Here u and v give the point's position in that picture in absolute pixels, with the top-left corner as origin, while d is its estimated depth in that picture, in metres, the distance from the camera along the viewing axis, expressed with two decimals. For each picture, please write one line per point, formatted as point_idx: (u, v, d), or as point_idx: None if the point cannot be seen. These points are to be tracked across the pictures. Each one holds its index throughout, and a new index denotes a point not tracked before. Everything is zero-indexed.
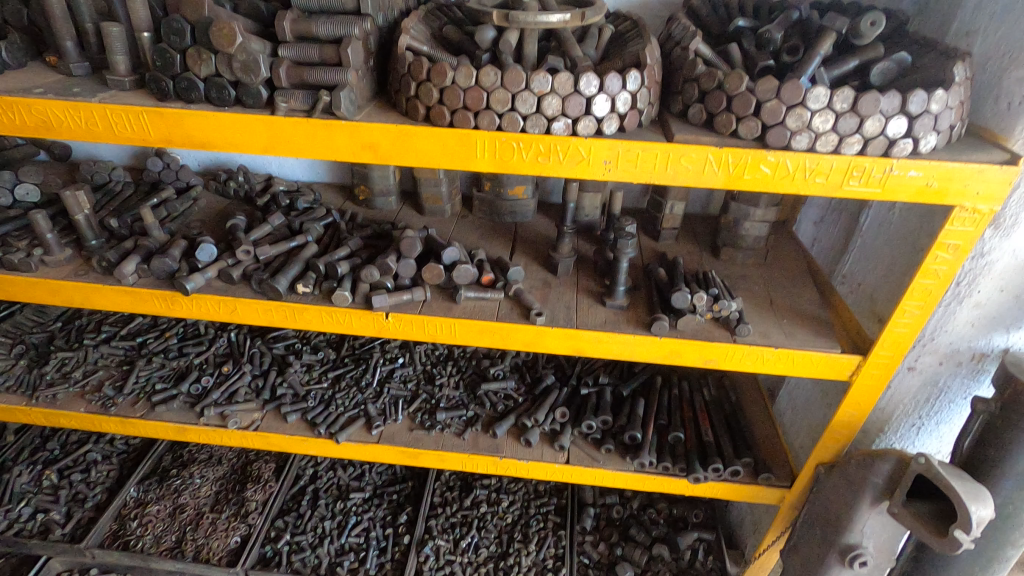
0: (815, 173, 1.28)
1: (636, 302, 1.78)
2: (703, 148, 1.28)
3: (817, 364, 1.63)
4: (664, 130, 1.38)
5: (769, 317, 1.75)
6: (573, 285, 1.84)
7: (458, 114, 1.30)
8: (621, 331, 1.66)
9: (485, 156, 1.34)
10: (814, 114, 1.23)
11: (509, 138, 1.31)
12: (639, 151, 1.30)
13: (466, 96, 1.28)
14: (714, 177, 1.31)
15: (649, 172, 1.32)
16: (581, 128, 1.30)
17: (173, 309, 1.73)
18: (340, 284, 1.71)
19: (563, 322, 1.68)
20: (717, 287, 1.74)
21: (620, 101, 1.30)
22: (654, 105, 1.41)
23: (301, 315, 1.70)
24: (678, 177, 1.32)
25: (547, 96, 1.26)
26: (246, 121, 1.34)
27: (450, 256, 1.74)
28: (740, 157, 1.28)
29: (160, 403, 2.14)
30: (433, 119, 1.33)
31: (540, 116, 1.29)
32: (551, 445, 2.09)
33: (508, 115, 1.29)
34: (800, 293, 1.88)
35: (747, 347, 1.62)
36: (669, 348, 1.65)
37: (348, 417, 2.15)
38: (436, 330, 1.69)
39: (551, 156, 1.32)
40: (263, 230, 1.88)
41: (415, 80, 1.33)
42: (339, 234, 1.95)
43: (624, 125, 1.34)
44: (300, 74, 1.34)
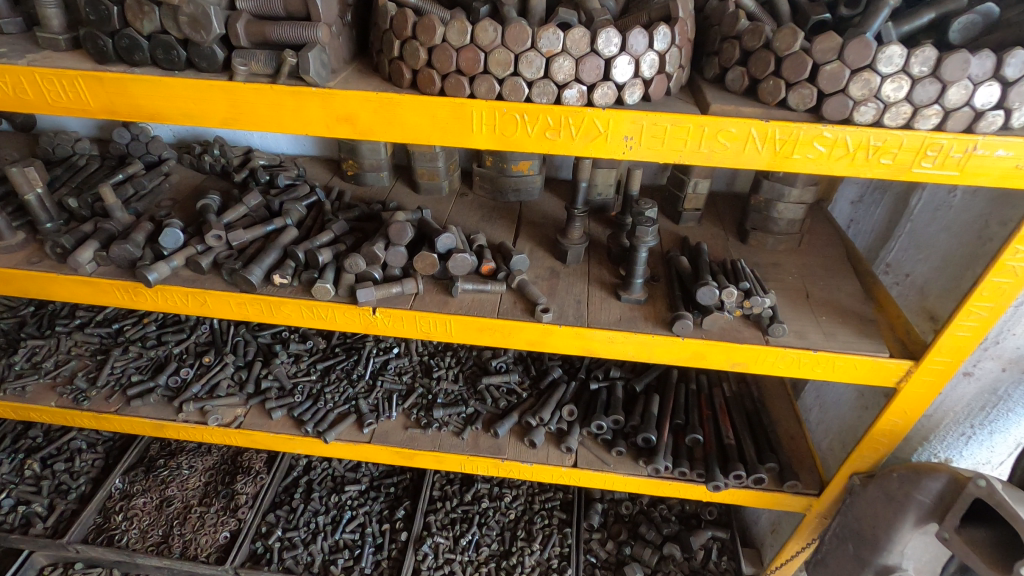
0: (880, 153, 1.06)
1: (655, 295, 1.58)
2: (744, 121, 1.06)
3: (861, 370, 1.44)
4: (697, 99, 1.15)
5: (806, 314, 1.54)
6: (584, 275, 1.64)
7: (451, 79, 1.09)
8: (638, 330, 1.46)
9: (483, 131, 1.12)
10: (883, 79, 1.00)
11: (511, 109, 1.09)
12: (667, 125, 1.08)
13: (459, 58, 1.07)
14: (757, 157, 1.09)
15: (677, 151, 1.11)
16: (597, 97, 1.08)
17: (137, 301, 1.55)
18: (321, 274, 1.52)
19: (573, 319, 1.49)
20: (750, 281, 1.51)
21: (645, 64, 1.07)
22: (685, 69, 1.18)
23: (279, 309, 1.51)
24: (712, 158, 1.10)
25: (557, 55, 1.04)
26: (199, 89, 1.13)
27: (445, 243, 1.52)
28: (790, 133, 1.06)
29: (136, 397, 1.98)
30: (421, 86, 1.11)
31: (549, 82, 1.06)
32: (557, 445, 1.93)
33: (510, 80, 1.07)
34: (839, 285, 1.67)
35: (782, 350, 1.43)
36: (693, 350, 1.46)
37: (338, 413, 1.99)
38: (430, 328, 1.50)
39: (561, 132, 1.11)
40: (237, 212, 1.68)
41: (399, 38, 1.10)
42: (323, 215, 1.75)
43: (650, 94, 1.12)
44: (261, 30, 1.11)
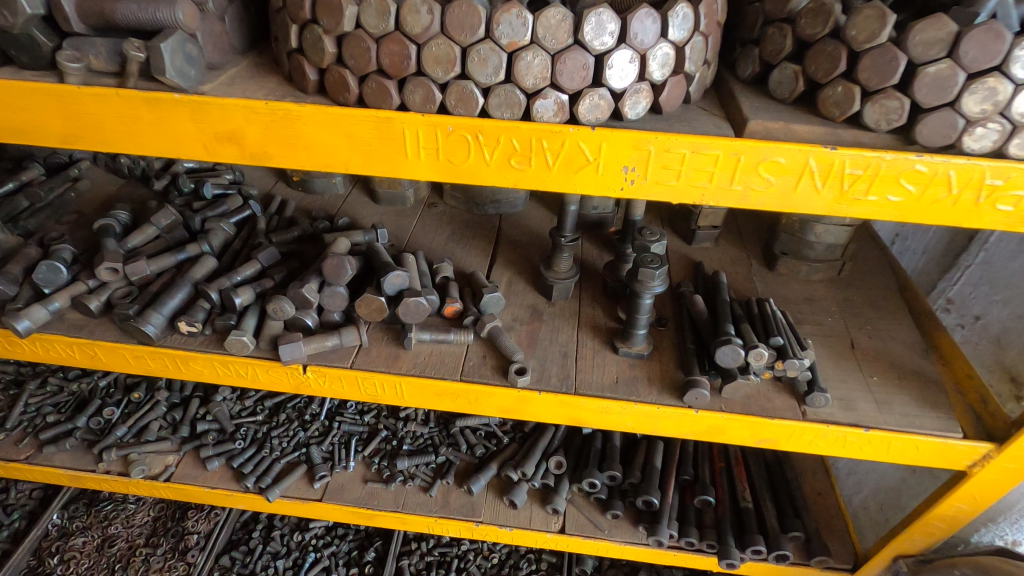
0: (997, 196, 0.71)
1: (662, 346, 1.26)
2: (800, 149, 0.72)
3: (924, 451, 1.12)
4: (728, 110, 0.81)
5: (852, 374, 1.22)
6: (573, 317, 1.32)
7: (371, 82, 0.74)
8: (639, 399, 1.15)
9: (421, 158, 0.79)
10: (1017, 89, 0.66)
11: (459, 128, 0.75)
12: (686, 153, 0.74)
13: (380, 53, 0.72)
14: (813, 199, 0.76)
15: (699, 189, 0.77)
16: (583, 110, 0.74)
17: (12, 351, 1.24)
18: (240, 322, 1.20)
19: (555, 383, 1.17)
20: (783, 335, 1.18)
21: (656, 61, 0.73)
22: (711, 66, 0.83)
23: (187, 365, 1.20)
24: (749, 198, 0.77)
25: (524, 49, 0.70)
26: (17, 94, 0.79)
27: (394, 284, 1.19)
28: (864, 166, 0.72)
29: (49, 443, 1.69)
30: (331, 92, 0.77)
31: (513, 88, 0.72)
32: (542, 504, 1.64)
33: (456, 87, 0.73)
34: (893, 328, 1.34)
35: (824, 428, 1.11)
36: (710, 424, 1.14)
37: (286, 464, 1.70)
38: (377, 391, 1.19)
39: (532, 160, 0.77)
40: (145, 234, 1.35)
41: (297, 22, 0.76)
42: (254, 236, 1.42)
43: (661, 104, 0.78)
44: (99, 9, 0.77)
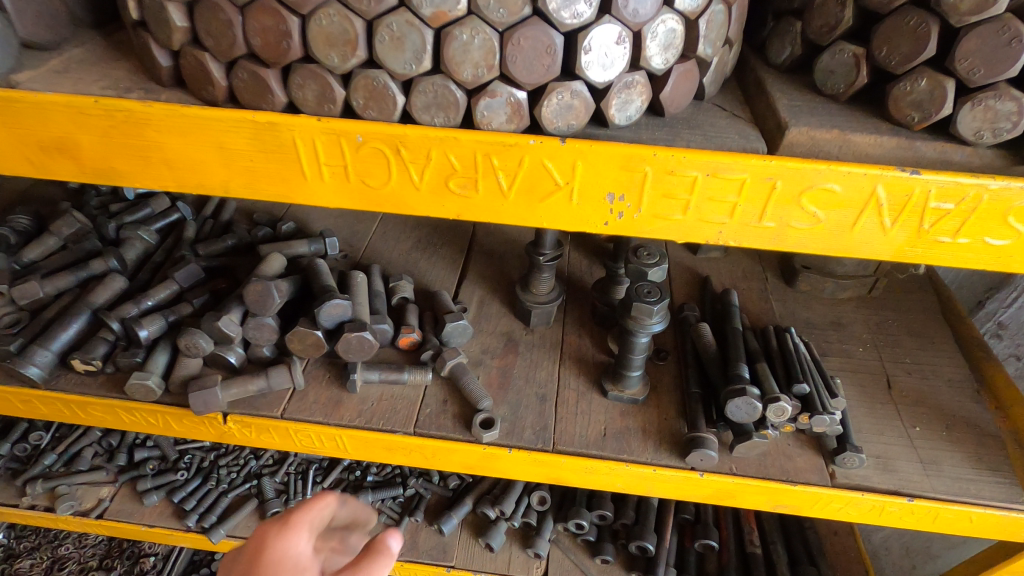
0: None
1: (661, 386, 1.05)
2: (866, 172, 0.49)
3: (977, 525, 0.92)
4: (757, 111, 0.58)
5: (889, 424, 1.01)
6: (554, 348, 1.10)
7: (242, 72, 0.51)
8: (631, 458, 0.94)
9: (327, 180, 0.56)
10: None
11: (373, 139, 0.52)
12: (699, 178, 0.52)
13: (249, 29, 0.49)
14: (876, 241, 0.54)
15: (716, 225, 0.55)
16: (548, 113, 0.51)
17: None
18: (146, 360, 0.98)
19: (529, 438, 0.96)
20: (808, 380, 0.97)
21: (656, 41, 0.49)
22: (733, 47, 0.59)
23: (86, 411, 0.99)
24: (786, 238, 0.55)
25: (457, 24, 0.47)
26: None
27: (332, 317, 0.97)
28: (956, 199, 0.50)
29: None
30: (192, 85, 0.54)
31: (445, 81, 0.49)
32: (523, 546, 1.45)
33: (362, 80, 0.50)
34: (936, 361, 1.12)
35: (856, 497, 0.91)
36: (718, 489, 0.93)
37: (235, 497, 1.51)
38: (315, 443, 0.98)
39: (479, 184, 0.55)
40: (43, 246, 1.13)
41: None
42: (178, 246, 1.19)
43: (663, 101, 0.54)
44: None
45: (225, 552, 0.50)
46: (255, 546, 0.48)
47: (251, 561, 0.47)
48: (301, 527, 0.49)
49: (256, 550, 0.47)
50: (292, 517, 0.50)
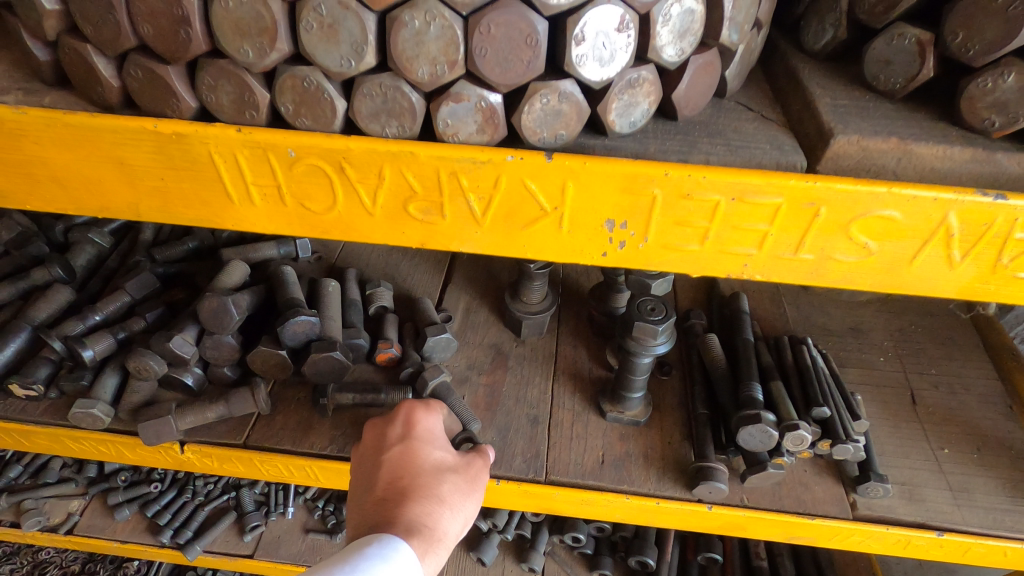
0: None
1: (664, 405, 0.95)
2: (932, 196, 0.39)
3: (1011, 559, 0.83)
4: (791, 112, 0.47)
5: (914, 446, 0.92)
6: (548, 361, 1.00)
7: (135, 69, 0.40)
8: (633, 490, 0.84)
9: (258, 203, 0.45)
10: None
11: (309, 154, 0.41)
12: (721, 202, 0.41)
13: (136, 14, 0.38)
14: (938, 277, 0.43)
15: (740, 256, 0.44)
16: (530, 121, 0.40)
17: None
18: (93, 383, 0.89)
19: (519, 467, 0.87)
20: (828, 402, 0.87)
21: (668, 24, 0.38)
22: (762, 31, 0.48)
23: (29, 440, 0.90)
24: (826, 273, 0.44)
25: (406, 5, 0.35)
26: None
27: (297, 336, 0.87)
28: None
29: None
30: (79, 85, 0.43)
31: (394, 81, 0.38)
32: (517, 559, 1.38)
33: (288, 80, 0.39)
34: (963, 373, 1.02)
35: (881, 531, 0.82)
36: (727, 522, 0.84)
37: (213, 510, 1.43)
38: (282, 473, 0.89)
39: (446, 208, 0.44)
40: None
41: None
42: (132, 251, 1.08)
43: (676, 102, 0.43)
44: None
45: (382, 427, 0.75)
46: (411, 419, 0.76)
47: (409, 430, 0.74)
48: (438, 411, 0.79)
49: (413, 422, 0.75)
50: (432, 405, 0.79)
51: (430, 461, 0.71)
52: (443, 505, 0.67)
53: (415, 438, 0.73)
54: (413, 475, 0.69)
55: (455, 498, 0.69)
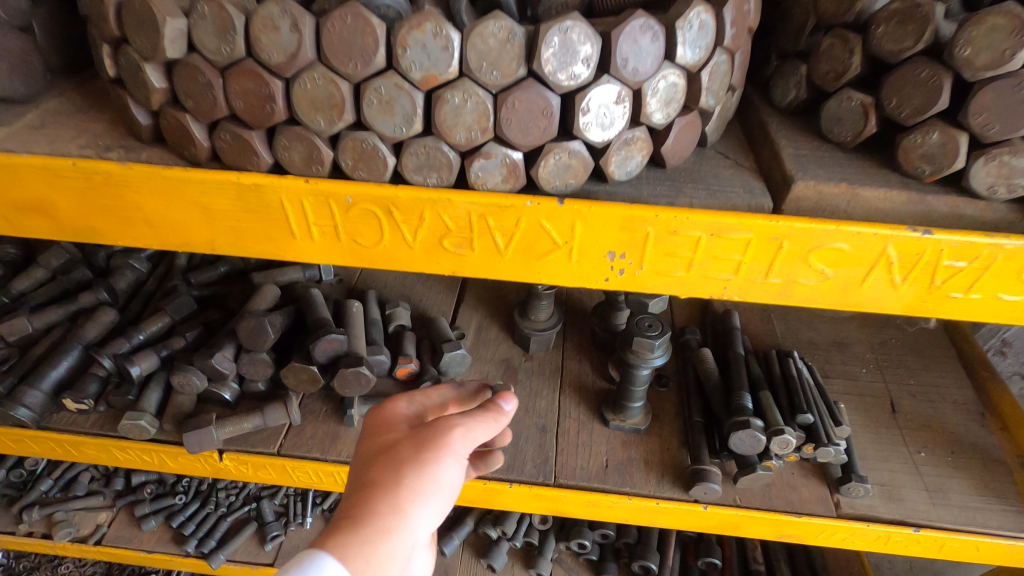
0: None
1: (663, 414, 1.03)
2: (874, 231, 0.48)
3: (984, 553, 0.91)
4: (762, 160, 0.56)
5: (894, 450, 0.99)
6: (554, 375, 1.08)
7: (224, 134, 0.49)
8: (635, 491, 0.92)
9: (316, 239, 0.54)
10: None
11: (363, 200, 0.50)
12: (701, 236, 0.50)
13: (230, 92, 0.47)
14: (885, 297, 0.52)
15: (720, 281, 0.53)
16: (546, 174, 0.49)
17: None
18: (140, 397, 0.97)
19: (530, 472, 0.95)
20: (812, 409, 0.95)
21: (657, 96, 0.47)
22: (736, 92, 0.57)
23: (80, 450, 0.97)
24: (792, 294, 0.53)
25: (449, 87, 0.44)
26: None
27: (327, 352, 0.95)
28: (970, 257, 0.48)
29: None
30: (174, 144, 0.52)
31: (437, 143, 0.47)
32: (525, 565, 1.44)
33: (350, 141, 0.48)
34: (939, 383, 1.10)
35: (863, 528, 0.89)
36: (723, 520, 0.92)
37: (235, 521, 1.50)
38: (311, 478, 0.97)
39: (474, 243, 0.53)
40: (32, 278, 1.10)
41: (105, 40, 0.49)
42: (169, 276, 1.17)
43: (664, 155, 0.52)
44: None
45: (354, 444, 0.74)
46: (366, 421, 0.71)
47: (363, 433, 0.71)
48: (394, 399, 0.72)
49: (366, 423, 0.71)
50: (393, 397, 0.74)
51: (367, 451, 0.65)
52: (374, 488, 0.60)
53: (361, 437, 0.69)
54: (353, 472, 0.64)
55: (387, 475, 0.60)
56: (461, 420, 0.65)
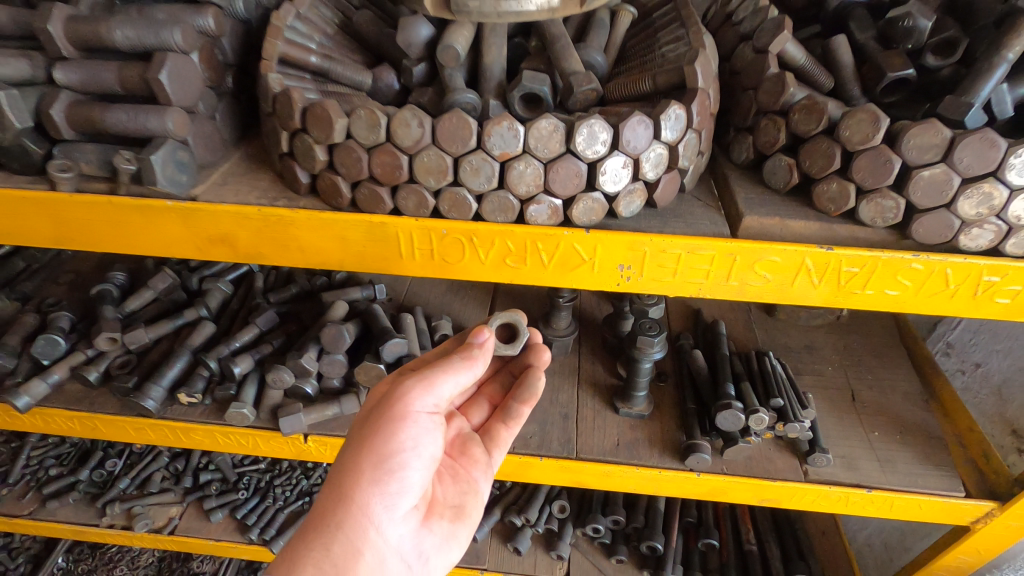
0: (995, 291, 0.72)
1: (663, 404, 1.26)
2: (796, 248, 0.72)
3: (927, 511, 1.12)
4: (725, 202, 0.81)
5: (853, 431, 1.21)
6: (573, 373, 1.32)
7: (363, 189, 0.74)
8: (641, 463, 1.14)
9: (417, 258, 0.79)
10: (1013, 194, 0.66)
11: (454, 231, 0.75)
12: (681, 253, 0.74)
13: (372, 162, 0.72)
14: (810, 293, 0.76)
15: (696, 284, 0.77)
16: (577, 213, 0.74)
17: (12, 424, 1.23)
18: (239, 391, 1.20)
19: (557, 448, 1.17)
20: (783, 395, 1.18)
21: (650, 162, 0.72)
22: (705, 155, 0.82)
23: (188, 436, 1.20)
24: (746, 292, 0.77)
25: (516, 159, 0.69)
26: (13, 203, 0.79)
27: (393, 352, 1.18)
28: (860, 264, 0.72)
29: (53, 497, 1.68)
30: (325, 196, 0.77)
31: (506, 194, 0.72)
32: (547, 549, 1.63)
33: (449, 193, 0.73)
34: (892, 378, 1.33)
35: (825, 489, 1.10)
36: (713, 486, 1.13)
37: (290, 514, 1.72)
38: None
39: (527, 259, 0.77)
40: (142, 298, 1.33)
41: (286, 129, 0.74)
42: (252, 296, 1.42)
43: (656, 199, 0.77)
44: (89, 119, 0.76)
45: None
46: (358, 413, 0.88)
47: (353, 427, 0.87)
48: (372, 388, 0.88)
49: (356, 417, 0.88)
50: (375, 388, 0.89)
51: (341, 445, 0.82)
52: (334, 480, 0.77)
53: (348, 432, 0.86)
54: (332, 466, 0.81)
55: (343, 466, 0.77)
56: (404, 390, 0.79)
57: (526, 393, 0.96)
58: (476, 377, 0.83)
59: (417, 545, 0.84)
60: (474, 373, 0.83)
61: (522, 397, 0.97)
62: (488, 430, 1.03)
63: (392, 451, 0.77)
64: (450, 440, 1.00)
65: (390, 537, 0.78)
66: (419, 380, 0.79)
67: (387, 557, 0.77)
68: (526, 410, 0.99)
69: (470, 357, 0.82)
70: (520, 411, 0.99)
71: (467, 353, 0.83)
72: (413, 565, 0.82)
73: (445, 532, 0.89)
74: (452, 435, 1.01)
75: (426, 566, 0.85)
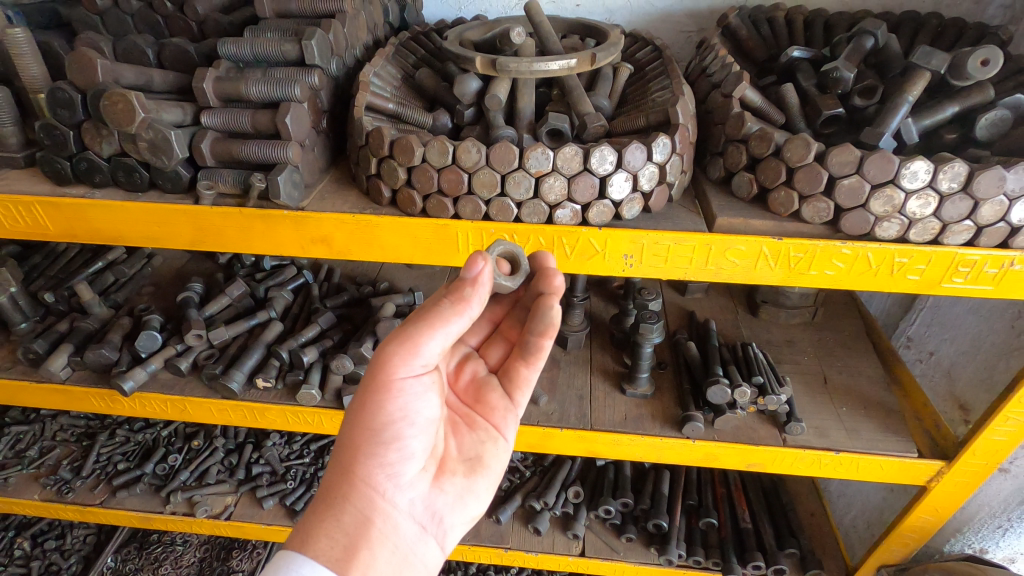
0: (906, 268, 0.96)
1: (663, 388, 1.49)
2: (755, 239, 0.97)
3: (888, 470, 1.32)
4: (703, 209, 1.07)
5: (825, 407, 1.43)
6: (586, 363, 1.55)
7: (433, 200, 1.00)
8: (646, 432, 1.35)
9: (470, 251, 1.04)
10: (908, 196, 0.91)
11: (499, 230, 1.00)
12: (670, 244, 0.99)
13: (441, 179, 0.98)
14: (769, 273, 1.00)
15: (682, 268, 1.02)
16: (592, 215, 0.99)
17: (114, 407, 1.46)
18: (307, 376, 1.43)
19: (575, 421, 1.39)
20: (763, 374, 1.41)
21: (644, 177, 0.97)
22: (688, 173, 1.08)
23: (262, 415, 1.42)
24: (720, 274, 1.01)
25: (546, 175, 0.95)
26: (164, 214, 1.05)
27: None
28: (804, 250, 0.96)
29: (122, 487, 1.88)
30: (402, 206, 1.03)
31: (539, 202, 0.98)
32: (564, 531, 1.81)
33: (497, 202, 0.98)
34: (858, 365, 1.55)
35: (801, 452, 1.31)
36: (707, 451, 1.35)
37: None
38: None
39: (554, 251, 1.02)
40: (219, 303, 1.57)
41: (376, 156, 1.01)
42: (310, 302, 1.67)
43: (650, 205, 1.03)
44: (228, 150, 1.03)
45: None
46: None
47: None
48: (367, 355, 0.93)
49: None
50: None
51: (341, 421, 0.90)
52: (338, 459, 0.86)
53: None
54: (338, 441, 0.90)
55: (344, 445, 0.86)
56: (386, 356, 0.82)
57: (543, 323, 0.98)
58: (466, 320, 0.84)
59: (430, 503, 0.95)
60: (465, 317, 0.84)
61: (540, 329, 1.00)
62: (510, 369, 1.10)
63: (386, 422, 0.85)
64: (468, 385, 1.11)
65: (400, 501, 0.89)
66: (402, 344, 0.80)
67: (400, 520, 0.88)
68: (545, 341, 1.02)
69: (458, 305, 0.83)
70: (538, 343, 1.03)
71: (455, 297, 0.83)
72: (427, 524, 0.94)
73: (459, 488, 1.00)
74: (470, 378, 1.11)
75: (440, 522, 0.96)
